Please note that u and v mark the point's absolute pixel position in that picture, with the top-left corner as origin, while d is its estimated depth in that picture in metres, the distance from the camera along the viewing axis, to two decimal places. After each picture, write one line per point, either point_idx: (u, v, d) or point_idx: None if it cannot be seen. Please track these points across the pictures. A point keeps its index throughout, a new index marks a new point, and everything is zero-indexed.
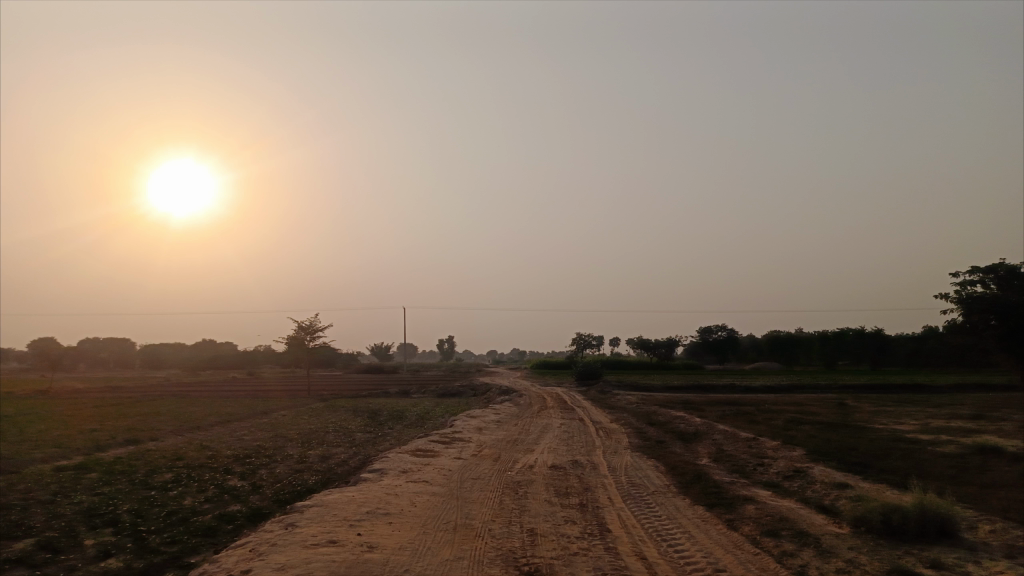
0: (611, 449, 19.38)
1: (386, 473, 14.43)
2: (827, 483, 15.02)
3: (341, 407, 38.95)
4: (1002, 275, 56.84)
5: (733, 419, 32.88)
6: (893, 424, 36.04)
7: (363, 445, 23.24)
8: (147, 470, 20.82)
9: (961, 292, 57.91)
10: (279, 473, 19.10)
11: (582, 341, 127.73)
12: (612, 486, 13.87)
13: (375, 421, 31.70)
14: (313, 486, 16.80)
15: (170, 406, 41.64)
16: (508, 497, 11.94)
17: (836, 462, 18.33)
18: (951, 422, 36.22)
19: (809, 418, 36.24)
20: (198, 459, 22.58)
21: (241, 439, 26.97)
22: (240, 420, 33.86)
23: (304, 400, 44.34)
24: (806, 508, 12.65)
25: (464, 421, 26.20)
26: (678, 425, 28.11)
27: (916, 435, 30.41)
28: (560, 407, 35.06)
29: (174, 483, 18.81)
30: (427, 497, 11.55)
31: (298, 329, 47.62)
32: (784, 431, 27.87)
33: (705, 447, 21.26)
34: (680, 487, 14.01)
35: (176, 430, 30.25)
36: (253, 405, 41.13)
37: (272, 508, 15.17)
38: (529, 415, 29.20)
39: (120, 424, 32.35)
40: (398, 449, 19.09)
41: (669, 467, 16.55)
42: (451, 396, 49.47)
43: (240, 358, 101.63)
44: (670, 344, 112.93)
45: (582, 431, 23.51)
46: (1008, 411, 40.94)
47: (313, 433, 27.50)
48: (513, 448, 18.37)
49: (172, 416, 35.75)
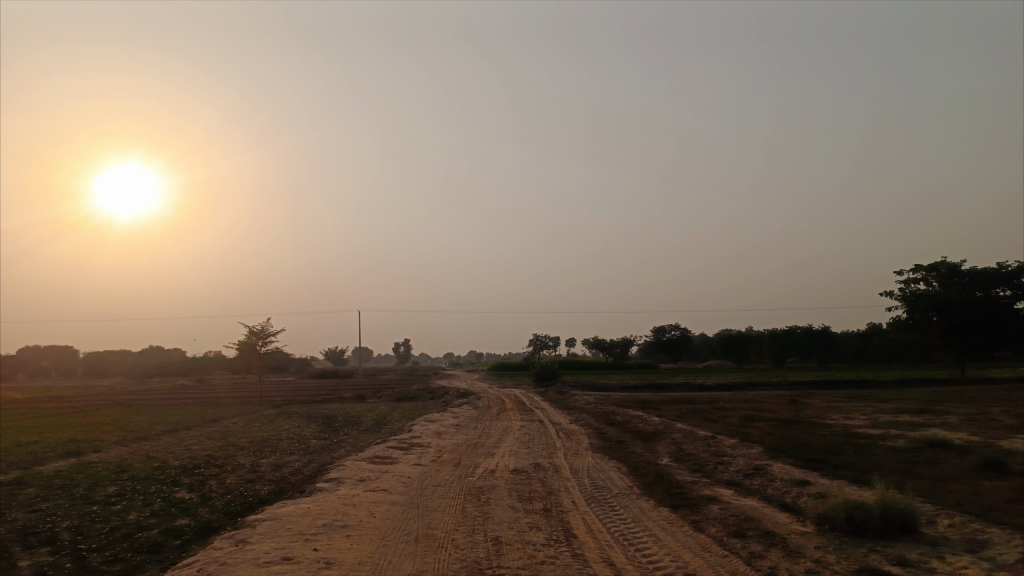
0: (572, 451, 19.20)
1: (343, 482, 13.94)
2: (787, 480, 15.09)
3: (294, 414, 38.05)
4: (943, 272, 58.43)
5: (690, 418, 32.98)
6: (844, 419, 36.77)
7: (318, 452, 22.61)
8: (89, 484, 19.87)
9: (906, 290, 59.56)
10: (230, 484, 18.41)
11: (538, 342, 127.97)
12: (576, 489, 13.65)
13: (331, 428, 30.99)
14: (266, 497, 16.19)
15: (114, 415, 40.15)
16: (470, 504, 11.59)
17: (793, 459, 18.49)
18: (899, 416, 37.11)
19: (763, 415, 36.65)
20: (144, 470, 21.68)
21: (189, 449, 26.02)
22: (189, 429, 32.73)
23: (255, 407, 43.22)
24: (770, 507, 12.61)
25: (422, 425, 25.75)
26: (637, 425, 28.12)
27: (867, 430, 31.01)
28: (518, 409, 34.83)
29: (117, 497, 17.98)
30: (386, 507, 11.15)
31: (249, 334, 46.46)
32: (741, 429, 28.12)
33: (664, 446, 21.29)
34: (644, 489, 13.86)
35: (121, 441, 29.10)
36: (202, 413, 39.89)
37: (221, 521, 14.55)
38: (488, 418, 28.89)
39: (61, 436, 30.97)
40: (354, 456, 18.56)
41: (631, 468, 16.46)
42: (408, 400, 48.88)
43: (189, 365, 98.86)
44: (625, 344, 113.90)
45: (542, 433, 23.29)
46: (952, 404, 42.15)
47: (264, 441, 26.72)
48: (474, 453, 18.04)
49: (116, 426, 34.38)
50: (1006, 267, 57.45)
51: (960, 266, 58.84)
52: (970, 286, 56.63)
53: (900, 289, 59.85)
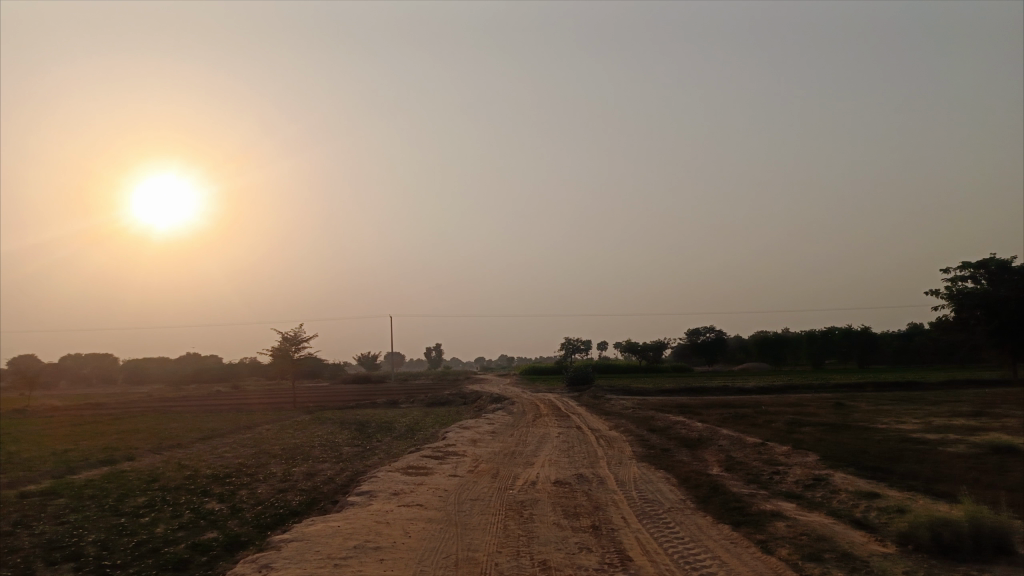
0: (615, 460, 18.20)
1: (375, 496, 13.11)
2: (853, 492, 13.92)
3: (328, 420, 37.50)
4: (992, 270, 56.22)
5: (734, 422, 31.69)
6: (895, 423, 35.13)
7: (350, 460, 21.93)
8: (120, 494, 19.38)
9: (952, 288, 57.37)
10: (260, 494, 17.76)
11: (571, 346, 126.99)
12: (625, 503, 12.66)
13: (364, 434, 30.32)
14: (298, 509, 15.49)
15: (149, 423, 39.90)
16: (511, 522, 10.69)
17: (854, 468, 17.27)
18: (954, 420, 35.34)
19: (808, 420, 35.08)
20: (175, 479, 21.17)
21: (222, 456, 25.54)
22: (223, 436, 32.33)
23: (289, 413, 42.82)
24: (841, 524, 11.48)
25: (457, 432, 24.92)
26: (680, 430, 26.93)
27: (922, 435, 29.39)
28: (554, 415, 33.78)
29: (147, 508, 17.42)
30: (423, 525, 10.31)
31: (282, 340, 46.16)
32: (788, 434, 26.82)
33: (712, 454, 20.21)
34: (698, 502, 12.84)
35: (155, 448, 28.81)
36: (236, 420, 39.56)
37: (251, 535, 13.87)
38: (524, 425, 28.01)
39: (96, 444, 30.70)
40: (388, 466, 17.72)
41: (682, 479, 15.39)
42: (441, 405, 48.27)
43: (226, 372, 99.42)
44: (659, 346, 112.21)
45: (582, 441, 22.31)
46: (1009, 407, 40.11)
47: (297, 448, 26.16)
48: (512, 463, 17.10)
49: (151, 433, 34.09)
50: None
51: (1009, 262, 56.46)
52: (1021, 283, 54.21)
53: (946, 288, 57.71)
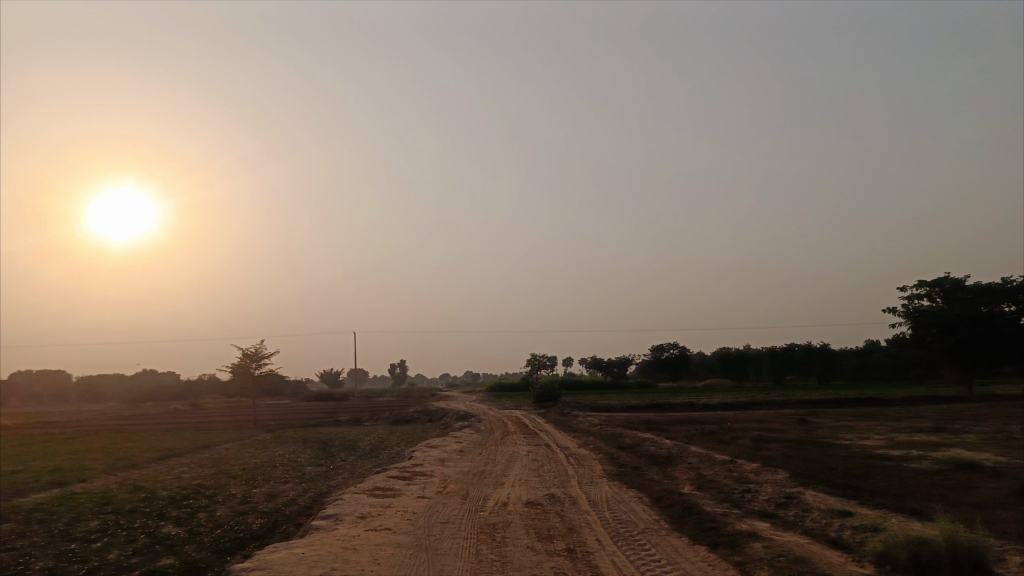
0: (586, 479, 17.93)
1: (341, 520, 12.63)
2: (826, 510, 13.86)
3: (289, 439, 36.58)
4: (947, 288, 57.55)
5: (701, 439, 31.69)
6: (858, 439, 35.48)
7: (314, 481, 21.31)
8: (70, 518, 18.49)
9: (909, 306, 58.56)
10: (220, 517, 17.08)
11: (537, 362, 126.89)
12: (599, 524, 12.39)
13: (327, 453, 29.62)
14: (259, 533, 14.90)
15: (102, 442, 38.49)
16: (483, 546, 10.34)
17: (824, 486, 17.27)
18: (915, 436, 35.85)
19: (774, 436, 35.25)
20: (129, 502, 20.29)
21: (179, 477, 24.64)
22: (180, 456, 31.28)
23: (250, 432, 41.71)
24: (816, 544, 11.35)
25: (424, 451, 24.45)
26: (649, 448, 26.81)
27: (886, 451, 29.71)
28: (523, 433, 33.41)
29: (99, 533, 16.62)
30: (392, 551, 9.90)
31: (243, 356, 45.06)
32: (756, 451, 26.87)
33: (682, 472, 20.08)
34: (673, 523, 12.62)
35: (109, 469, 27.70)
36: (194, 439, 38.38)
37: (210, 561, 13.27)
38: (493, 443, 27.60)
39: (46, 464, 29.42)
40: (354, 487, 17.17)
41: (654, 498, 15.18)
42: (406, 423, 47.57)
43: (184, 389, 96.95)
44: (623, 362, 112.61)
45: (551, 459, 22.01)
46: (966, 423, 40.89)
47: (258, 468, 25.38)
48: (481, 483, 16.74)
49: (105, 453, 32.87)
50: (1011, 282, 56.54)
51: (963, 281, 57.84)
52: (975, 301, 55.62)
53: (903, 306, 58.92)
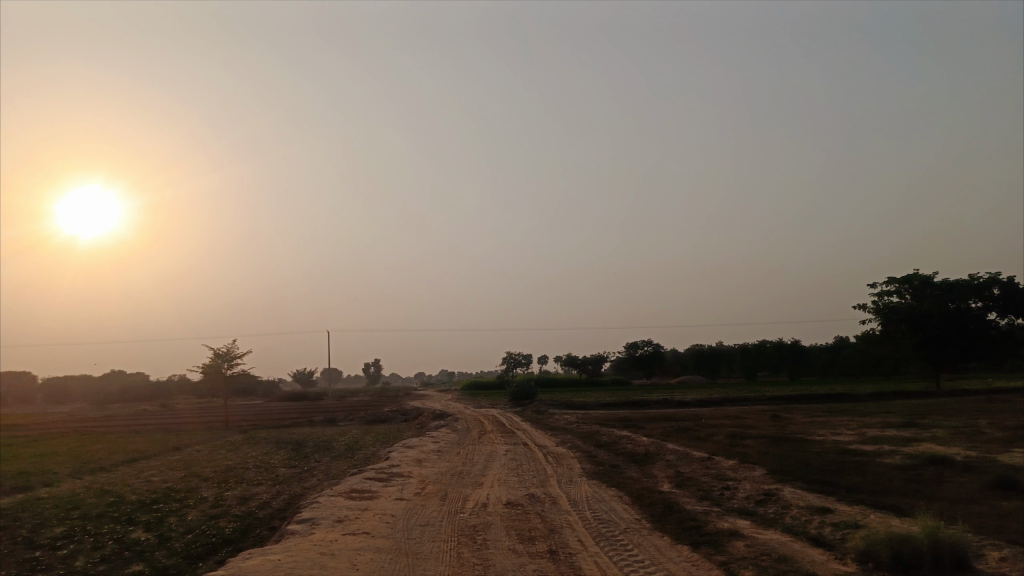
0: (565, 478, 17.82)
1: (317, 524, 12.35)
2: (805, 508, 13.87)
3: (262, 440, 35.97)
4: (916, 285, 58.40)
5: (678, 436, 31.79)
6: (832, 435, 35.87)
7: (288, 483, 20.94)
8: (35, 524, 17.92)
9: (879, 303, 59.36)
10: (192, 521, 16.67)
11: (513, 359, 126.92)
12: (580, 525, 12.25)
13: (301, 454, 29.15)
14: (232, 538, 14.54)
15: (68, 445, 37.56)
16: (465, 548, 10.15)
17: (801, 482, 17.33)
18: (887, 431, 36.30)
19: (749, 432, 35.49)
20: (96, 507, 19.74)
21: (149, 481, 24.05)
22: (150, 458, 30.60)
23: (221, 433, 40.99)
24: (798, 542, 11.34)
25: (401, 452, 24.14)
26: (626, 445, 26.82)
27: (859, 446, 30.00)
28: (499, 432, 33.25)
29: (66, 539, 16.12)
30: (371, 556, 9.65)
31: (214, 356, 44.30)
32: (732, 448, 26.96)
33: (660, 469, 20.09)
34: (654, 522, 12.54)
35: (75, 472, 27.00)
36: (164, 441, 37.61)
37: (181, 567, 12.92)
38: (470, 443, 27.38)
39: (9, 469, 28.61)
40: (329, 489, 16.86)
41: (634, 497, 15.10)
42: (381, 423, 47.16)
43: (154, 390, 95.26)
44: (598, 360, 112.93)
45: (529, 458, 21.83)
46: (936, 418, 41.51)
47: (230, 470, 24.89)
48: (460, 484, 16.53)
49: (72, 456, 32.05)
50: (977, 278, 57.56)
51: (931, 278, 58.75)
52: (943, 297, 56.57)
53: (873, 302, 59.75)
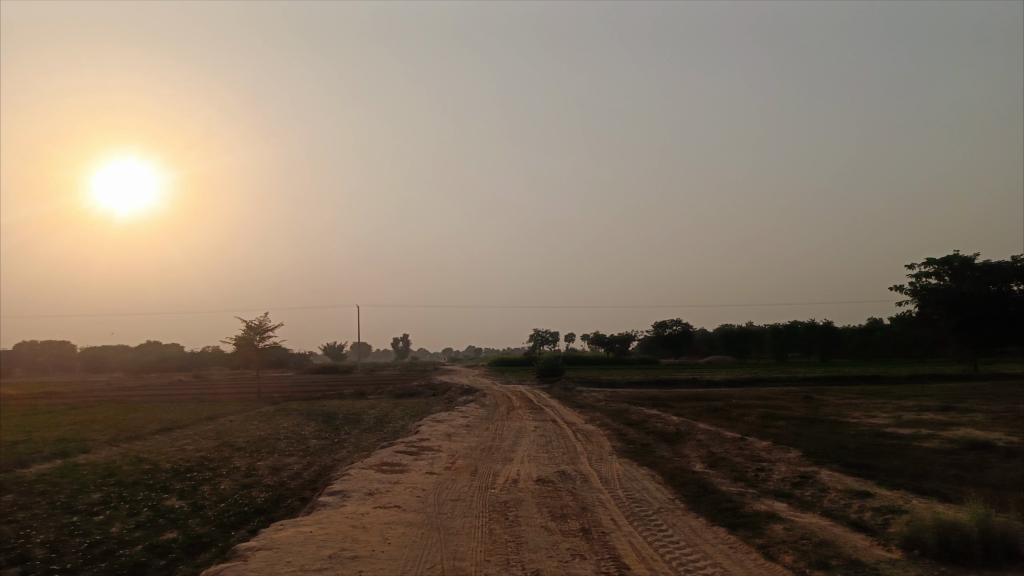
0: (596, 455, 17.63)
1: (348, 496, 12.32)
2: (845, 491, 13.50)
3: (293, 411, 36.36)
4: (956, 267, 56.82)
5: (708, 416, 31.40)
6: (866, 417, 35.24)
7: (319, 454, 21.07)
8: (73, 490, 18.24)
9: (917, 284, 57.92)
10: (224, 490, 16.83)
11: (540, 337, 126.92)
12: (613, 503, 12.06)
13: (331, 426, 29.39)
14: (264, 508, 14.63)
15: (104, 413, 38.33)
16: (497, 525, 10.00)
17: (838, 465, 16.94)
18: (923, 415, 35.51)
19: (780, 413, 34.95)
20: (132, 474, 20.04)
21: (183, 450, 24.38)
22: (184, 428, 31.05)
23: (253, 404, 41.58)
24: (839, 526, 11.02)
25: (430, 426, 24.11)
26: (657, 424, 26.51)
27: (895, 429, 29.38)
28: (528, 408, 33.15)
29: (102, 505, 16.36)
30: (403, 530, 9.56)
31: (246, 329, 44.82)
32: (764, 428, 26.57)
33: (692, 449, 19.83)
34: (688, 502, 12.29)
35: (111, 440, 27.53)
36: (197, 410, 38.23)
37: (214, 536, 13.01)
38: (499, 418, 27.34)
39: (49, 435, 29.28)
40: (359, 461, 16.88)
41: (667, 477, 14.88)
42: (410, 397, 47.42)
43: (188, 361, 97.10)
44: (626, 338, 112.40)
45: (559, 435, 21.67)
46: (974, 402, 40.50)
47: (262, 441, 25.14)
48: (489, 459, 16.45)
49: (109, 424, 32.70)
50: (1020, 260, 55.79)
51: (972, 259, 57.12)
52: (983, 279, 55.02)
53: (911, 283, 58.38)
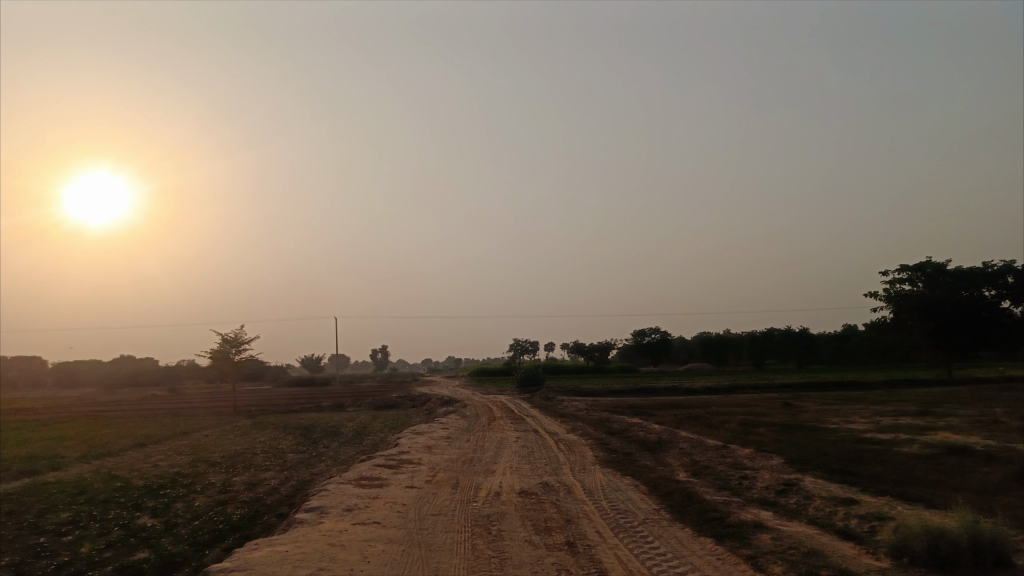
0: (578, 466, 17.43)
1: (326, 512, 11.98)
2: (829, 498, 13.40)
3: (269, 425, 35.73)
4: (929, 273, 57.52)
5: (690, 424, 31.29)
6: (845, 423, 35.37)
7: (296, 468, 20.62)
8: (41, 509, 17.64)
9: (892, 291, 58.51)
10: (199, 507, 16.37)
11: (520, 346, 126.64)
12: (598, 515, 11.84)
13: (309, 440, 28.86)
14: (239, 525, 14.22)
15: (75, 429, 37.36)
16: (480, 540, 9.74)
17: (821, 472, 16.88)
18: (901, 419, 35.72)
19: (761, 420, 34.97)
20: (103, 492, 19.47)
21: (156, 466, 23.78)
22: (157, 443, 30.35)
23: (229, 418, 40.83)
24: (826, 534, 10.89)
25: (409, 438, 23.75)
26: (639, 433, 26.36)
27: (874, 435, 29.49)
28: (509, 418, 32.85)
29: (71, 525, 15.82)
30: (382, 547, 9.26)
31: (222, 341, 44.06)
32: (746, 435, 26.53)
33: (674, 458, 19.67)
34: (673, 512, 12.13)
35: (82, 457, 26.79)
36: (172, 425, 37.42)
37: (188, 555, 12.60)
38: (480, 429, 27.03)
39: (17, 453, 28.44)
40: (337, 476, 16.51)
41: (650, 486, 14.71)
42: (389, 408, 46.87)
43: (163, 375, 95.45)
44: (606, 347, 112.46)
45: (541, 446, 21.43)
46: (951, 406, 40.84)
47: (238, 455, 24.63)
48: (471, 471, 16.19)
49: (80, 440, 31.89)
50: (991, 266, 56.62)
51: (945, 265, 57.85)
52: (956, 285, 55.74)
53: (886, 290, 58.97)
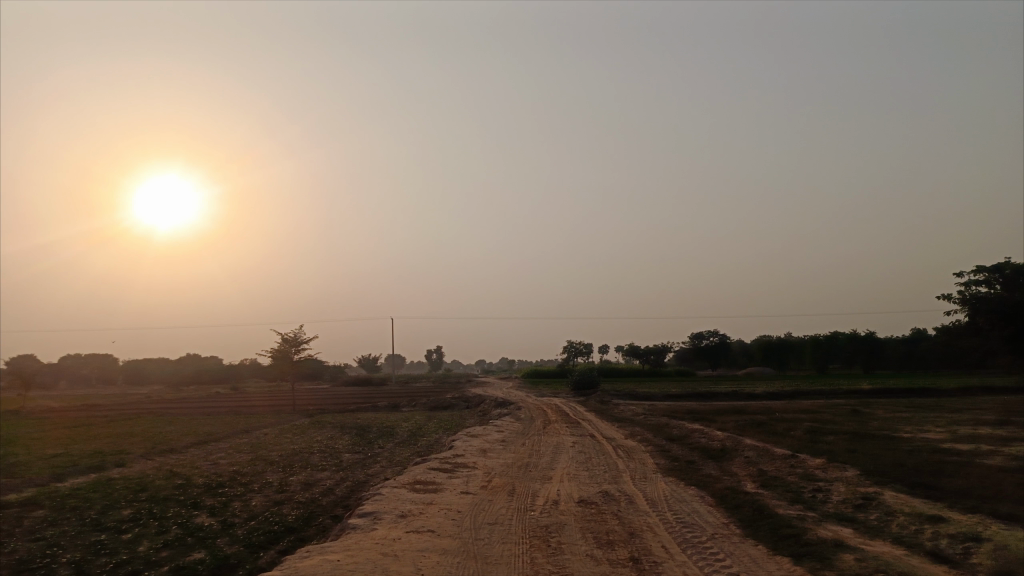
0: (639, 474, 16.73)
1: (379, 519, 11.66)
2: (914, 515, 12.40)
3: (327, 424, 35.97)
4: (1008, 274, 54.43)
5: (753, 430, 30.12)
6: (919, 432, 33.54)
7: (351, 469, 20.47)
8: (105, 506, 17.88)
9: (966, 293, 55.51)
10: (255, 507, 16.28)
11: (573, 349, 125.64)
12: (662, 528, 11.18)
13: (365, 440, 28.78)
14: (294, 526, 14.02)
15: (141, 426, 38.36)
16: (538, 553, 9.22)
17: (901, 485, 15.81)
18: (980, 429, 33.73)
19: (828, 427, 33.46)
20: (165, 489, 19.69)
21: (217, 464, 24.03)
22: (219, 441, 30.81)
23: (288, 417, 41.36)
24: (914, 556, 10.01)
25: (465, 440, 23.33)
26: (701, 440, 25.40)
27: (953, 446, 27.81)
28: (565, 422, 32.20)
29: (131, 523, 15.90)
30: (437, 559, 8.83)
31: (282, 341, 44.65)
32: (814, 444, 25.30)
33: (740, 466, 18.75)
34: (744, 528, 11.39)
35: (146, 453, 27.32)
36: (233, 423, 38.05)
37: (242, 557, 12.41)
38: (536, 433, 26.51)
39: (87, 448, 29.24)
40: (390, 479, 16.21)
41: (718, 497, 13.96)
42: (443, 409, 46.83)
43: (226, 373, 97.94)
44: (662, 350, 110.64)
45: (599, 452, 20.76)
46: None
47: (296, 455, 24.64)
48: (527, 477, 15.68)
49: (146, 437, 32.63)
50: None
51: None
52: None
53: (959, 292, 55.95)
